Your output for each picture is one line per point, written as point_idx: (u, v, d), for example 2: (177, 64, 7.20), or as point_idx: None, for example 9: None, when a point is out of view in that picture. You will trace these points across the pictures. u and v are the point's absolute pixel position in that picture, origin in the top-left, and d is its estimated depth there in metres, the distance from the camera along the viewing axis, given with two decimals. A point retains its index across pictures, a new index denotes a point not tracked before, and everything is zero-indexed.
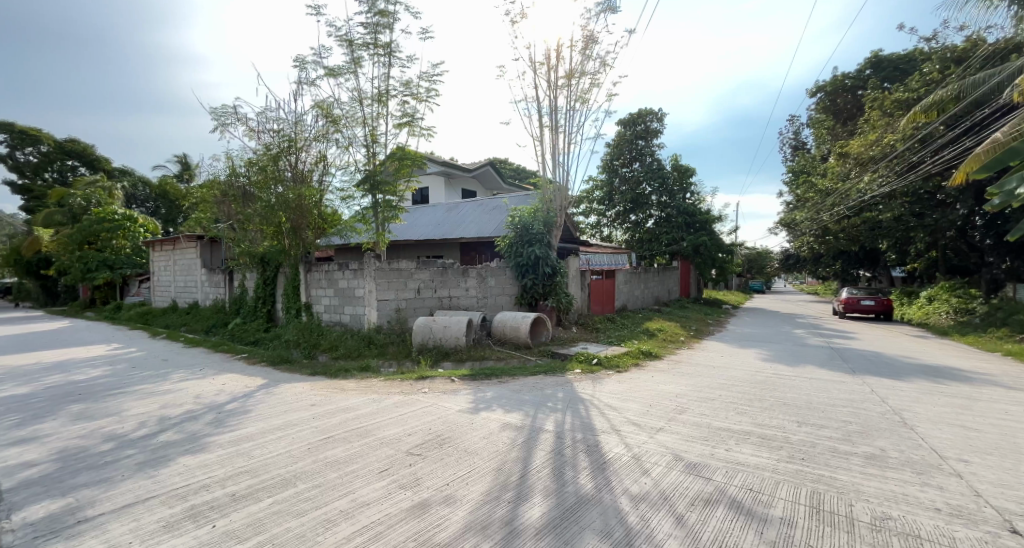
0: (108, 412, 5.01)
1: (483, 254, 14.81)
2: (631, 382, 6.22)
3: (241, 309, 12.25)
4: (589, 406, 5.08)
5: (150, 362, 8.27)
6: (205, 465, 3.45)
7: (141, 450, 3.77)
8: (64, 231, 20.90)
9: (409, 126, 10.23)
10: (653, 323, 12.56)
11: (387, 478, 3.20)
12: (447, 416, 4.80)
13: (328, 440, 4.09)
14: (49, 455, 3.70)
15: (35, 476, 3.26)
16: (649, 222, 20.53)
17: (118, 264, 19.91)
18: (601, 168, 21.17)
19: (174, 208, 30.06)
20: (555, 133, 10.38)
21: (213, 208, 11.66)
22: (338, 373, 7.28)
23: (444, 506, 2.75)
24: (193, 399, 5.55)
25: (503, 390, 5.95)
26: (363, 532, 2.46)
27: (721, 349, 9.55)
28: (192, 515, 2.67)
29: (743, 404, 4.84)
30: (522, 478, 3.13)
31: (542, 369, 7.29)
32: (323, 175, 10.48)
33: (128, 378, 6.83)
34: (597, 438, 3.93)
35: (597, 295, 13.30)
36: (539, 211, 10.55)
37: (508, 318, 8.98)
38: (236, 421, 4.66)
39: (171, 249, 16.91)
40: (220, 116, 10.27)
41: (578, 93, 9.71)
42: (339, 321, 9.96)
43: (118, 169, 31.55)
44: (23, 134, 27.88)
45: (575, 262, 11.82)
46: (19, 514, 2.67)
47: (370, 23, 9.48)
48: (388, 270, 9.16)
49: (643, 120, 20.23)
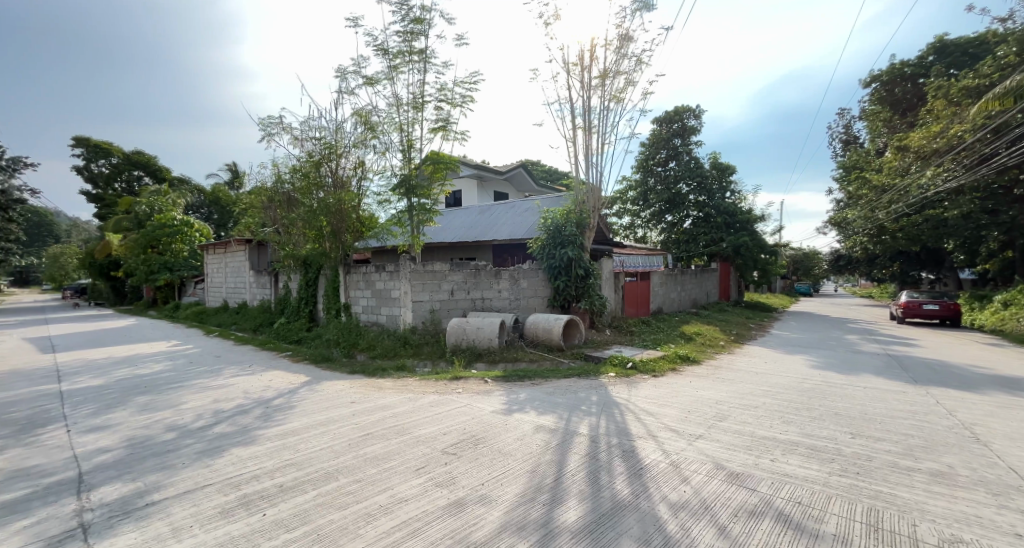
0: (169, 404, 5.38)
1: (515, 256, 14.86)
2: (668, 387, 6.05)
3: (285, 308, 12.83)
4: (624, 411, 4.99)
5: (205, 359, 8.83)
6: (256, 457, 3.65)
7: (199, 441, 4.03)
8: (131, 236, 22.70)
9: (443, 131, 10.43)
10: (691, 327, 12.19)
11: (424, 476, 3.26)
12: (481, 416, 4.86)
13: (366, 437, 4.21)
14: (119, 442, 4.02)
15: (109, 461, 3.56)
16: (686, 223, 19.95)
17: (176, 266, 21.40)
18: (636, 168, 20.76)
19: (226, 213, 32.04)
20: (589, 133, 10.27)
21: (260, 213, 12.29)
22: (376, 372, 7.48)
23: (480, 505, 2.78)
24: (242, 395, 5.87)
25: (536, 393, 5.94)
26: (402, 528, 2.52)
27: (764, 354, 9.14)
28: (244, 503, 2.82)
29: (790, 413, 4.60)
30: (558, 482, 3.11)
31: (575, 371, 7.22)
32: (361, 180, 10.84)
33: (186, 373, 7.33)
34: (633, 444, 3.86)
35: (631, 297, 13.05)
36: (572, 213, 10.48)
37: (541, 319, 8.95)
38: (281, 416, 4.89)
39: (222, 253, 17.96)
40: (267, 126, 10.81)
41: (613, 92, 9.57)
42: (376, 321, 10.24)
43: (176, 178, 33.84)
44: (96, 148, 30.58)
45: (609, 264, 11.66)
46: (96, 494, 2.92)
47: (406, 31, 9.72)
48: (423, 272, 9.34)
49: (680, 117, 19.65)
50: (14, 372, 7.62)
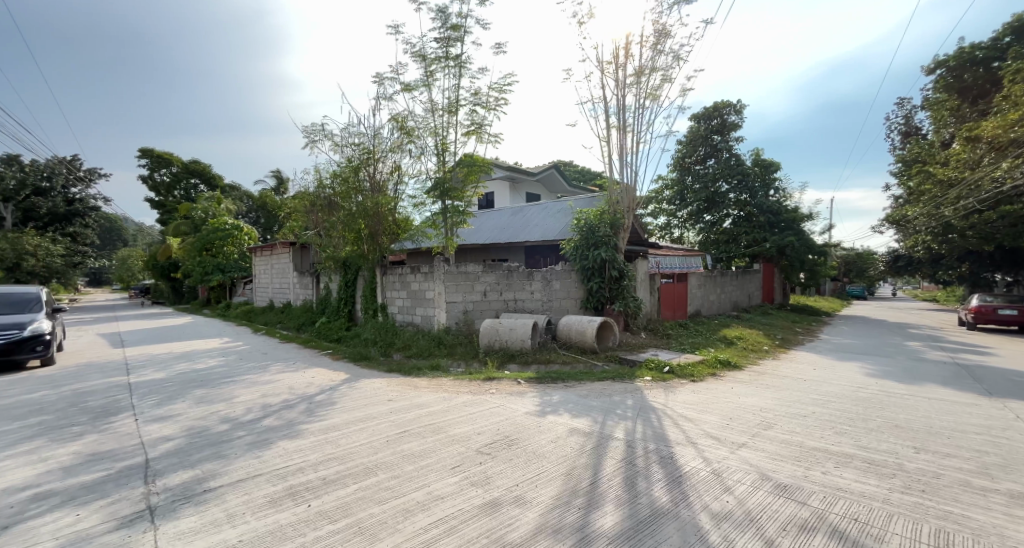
0: (223, 397, 5.72)
1: (547, 257, 14.82)
2: (708, 393, 5.84)
3: (326, 308, 13.35)
4: (662, 416, 4.86)
5: (253, 355, 9.33)
6: (301, 450, 3.81)
7: (250, 432, 4.26)
8: (188, 239, 24.30)
9: (477, 134, 10.55)
10: (731, 331, 11.74)
11: (459, 475, 3.31)
12: (515, 417, 4.87)
13: (403, 434, 4.31)
14: (180, 431, 4.31)
15: (172, 448, 3.82)
16: (726, 222, 19.25)
17: (227, 268, 22.70)
18: (672, 166, 20.26)
19: (272, 217, 33.70)
20: (624, 132, 10.08)
21: (302, 217, 12.83)
22: (411, 371, 7.67)
23: (515, 506, 2.78)
24: (288, 390, 6.15)
25: (571, 395, 5.89)
26: (439, 525, 2.56)
27: (813, 361, 8.66)
28: (292, 494, 2.95)
29: (843, 424, 4.34)
30: (594, 486, 3.07)
31: (609, 374, 7.11)
32: (397, 184, 11.18)
33: (237, 369, 7.77)
34: (672, 450, 3.75)
35: (668, 299, 12.71)
36: (606, 214, 10.33)
37: (574, 321, 8.89)
38: (323, 412, 5.08)
39: (269, 255, 18.89)
40: (311, 133, 11.30)
41: (649, 89, 9.35)
42: (412, 322, 10.47)
43: (228, 185, 35.89)
44: (159, 158, 32.94)
45: (644, 265, 11.41)
46: (161, 480, 3.15)
47: (443, 37, 9.90)
48: (456, 273, 9.46)
49: (719, 113, 18.98)
50: (89, 364, 8.32)
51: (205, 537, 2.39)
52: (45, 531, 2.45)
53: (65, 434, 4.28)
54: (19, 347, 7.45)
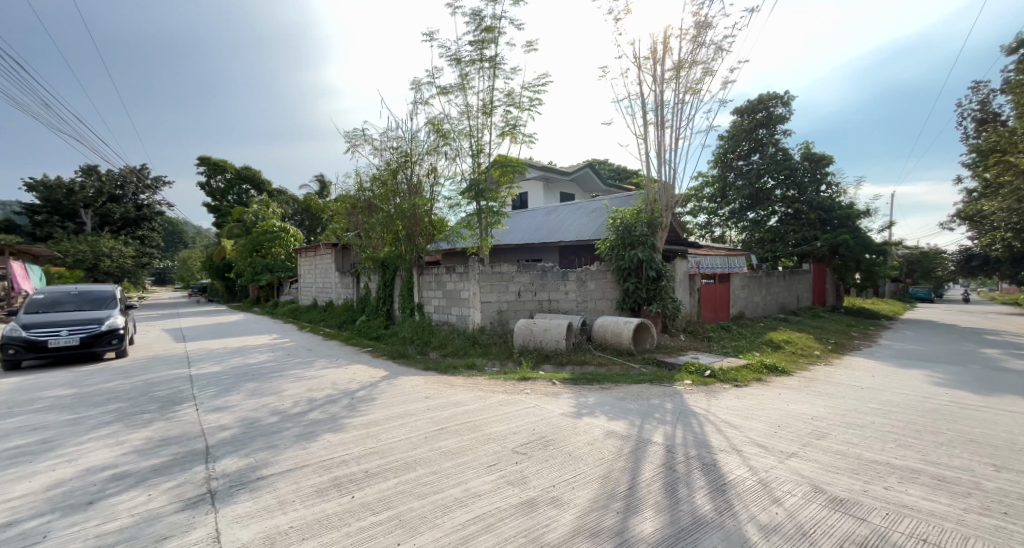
0: (273, 390, 6.04)
1: (582, 257, 14.66)
2: (753, 399, 5.59)
3: (366, 307, 13.81)
4: (704, 421, 4.69)
5: (300, 351, 9.79)
6: (344, 443, 3.96)
7: (298, 425, 4.47)
8: (240, 241, 25.82)
9: (511, 135, 10.60)
10: (778, 334, 11.18)
11: (496, 473, 3.33)
12: (551, 418, 4.85)
13: (440, 431, 4.39)
14: (235, 421, 4.58)
15: (228, 437, 4.08)
16: (771, 220, 18.39)
17: (275, 268, 23.95)
18: (713, 162, 19.58)
19: (315, 220, 35.24)
20: (662, 129, 9.82)
21: (344, 219, 13.30)
22: (447, 369, 7.81)
23: (552, 507, 2.77)
24: (331, 385, 6.41)
25: (607, 397, 5.79)
26: (477, 522, 2.59)
27: (870, 367, 8.11)
28: (337, 484, 3.08)
29: (908, 436, 4.03)
30: (632, 490, 3.01)
31: (647, 377, 6.94)
32: (433, 186, 11.40)
33: (285, 364, 8.19)
34: (715, 457, 3.61)
35: (708, 300, 12.24)
36: (643, 212, 10.09)
37: (610, 322, 8.75)
38: (364, 407, 5.25)
39: (313, 256, 19.74)
40: (352, 138, 11.72)
41: (688, 84, 9.07)
42: (447, 321, 10.63)
43: (276, 190, 37.80)
44: (215, 166, 35.15)
45: (683, 265, 11.06)
46: (219, 465, 3.37)
47: (478, 40, 10.01)
48: (491, 273, 9.52)
49: (765, 105, 18.15)
50: (155, 357, 9.02)
51: (259, 522, 2.53)
52: (121, 508, 2.67)
53: (136, 420, 4.66)
54: (97, 340, 8.17)
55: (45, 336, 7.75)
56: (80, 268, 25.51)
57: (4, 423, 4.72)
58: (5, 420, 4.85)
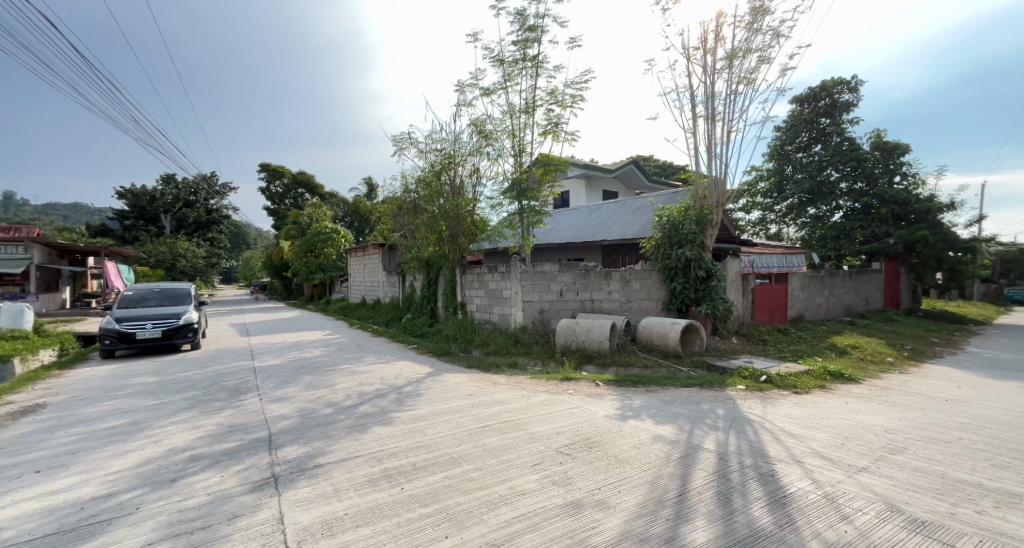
0: (327, 383, 6.36)
1: (626, 256, 14.28)
2: (815, 408, 5.23)
3: (411, 305, 14.22)
4: (759, 429, 4.44)
5: (350, 347, 10.27)
6: (393, 436, 4.10)
7: (350, 417, 4.67)
8: (296, 242, 27.41)
9: (553, 133, 10.55)
10: (843, 338, 10.37)
11: (540, 473, 3.32)
12: (595, 419, 4.78)
13: (484, 428, 4.44)
14: (294, 412, 4.86)
15: (288, 426, 4.34)
16: (835, 216, 17.15)
17: (327, 267, 25.26)
18: (769, 155, 18.48)
19: (364, 221, 36.77)
20: (712, 122, 9.40)
21: (390, 220, 13.77)
22: (490, 368, 7.89)
23: (599, 510, 2.72)
24: (380, 380, 6.66)
25: (654, 401, 5.62)
26: (522, 520, 2.59)
27: (954, 377, 7.34)
28: (387, 476, 3.18)
29: (1002, 456, 3.61)
30: (682, 497, 2.90)
31: (696, 381, 6.67)
32: (476, 186, 11.56)
33: (337, 358, 8.61)
34: (773, 468, 3.40)
35: (763, 301, 11.58)
36: (691, 210, 9.73)
37: (656, 323, 8.48)
38: (411, 402, 5.40)
39: (362, 256, 20.61)
40: (399, 141, 12.11)
41: (742, 73, 8.61)
42: (489, 319, 10.74)
43: (328, 193, 39.80)
44: (274, 172, 37.54)
45: (736, 265, 10.52)
46: (282, 452, 3.60)
47: (521, 39, 10.02)
48: (533, 273, 9.51)
49: (829, 92, 16.93)
50: (222, 349, 9.77)
51: (318, 507, 2.67)
52: (199, 487, 2.91)
53: (210, 407, 5.07)
54: (176, 332, 8.97)
55: (133, 328, 8.60)
56: (160, 267, 28.37)
57: (101, 405, 5.29)
58: (101, 402, 5.43)
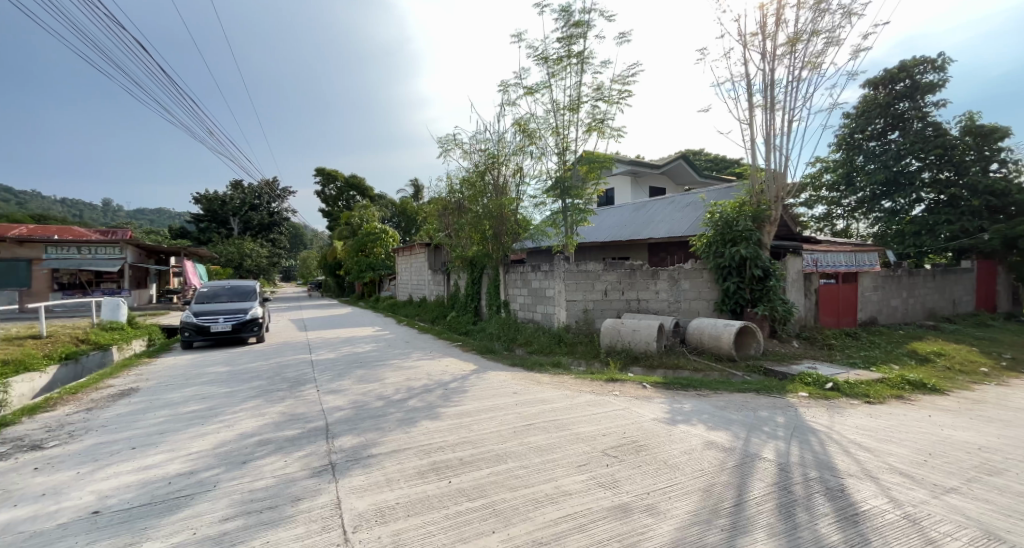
0: (377, 377, 6.61)
1: (674, 254, 13.73)
2: (891, 419, 4.79)
3: (456, 303, 14.50)
4: (826, 440, 4.12)
5: (398, 343, 10.62)
6: (440, 431, 4.18)
7: (400, 411, 4.82)
8: (349, 242, 28.72)
9: (598, 130, 10.35)
10: (924, 344, 9.42)
11: (586, 474, 3.26)
12: (642, 422, 4.64)
13: (529, 426, 4.43)
14: (348, 403, 5.09)
15: (343, 417, 4.55)
16: (915, 210, 15.61)
17: (377, 266, 26.28)
18: (836, 145, 17.32)
19: (411, 222, 37.95)
20: (771, 111, 8.84)
21: (436, 220, 14.09)
22: (534, 366, 7.88)
23: (648, 515, 2.63)
24: (427, 376, 6.83)
25: (706, 405, 5.38)
26: (568, 520, 2.56)
27: None
28: (435, 469, 3.26)
29: None
30: (739, 507, 2.75)
31: (752, 386, 6.31)
32: (520, 185, 11.59)
33: (386, 354, 8.92)
34: (842, 483, 3.15)
35: (828, 303, 10.76)
36: (746, 205, 9.22)
37: (707, 324, 8.12)
38: (457, 398, 5.49)
39: (409, 255, 21.25)
40: (445, 143, 12.36)
41: (806, 57, 8.04)
42: (533, 318, 10.74)
43: (378, 195, 41.39)
44: (329, 175, 39.52)
45: (797, 263, 9.86)
46: (338, 441, 3.77)
47: (566, 36, 9.91)
48: (577, 272, 9.40)
49: (908, 74, 15.45)
50: (283, 343, 10.41)
51: (372, 495, 2.77)
52: (266, 470, 3.11)
53: (273, 396, 5.43)
54: (244, 326, 9.65)
55: (208, 321, 9.37)
56: (229, 266, 30.75)
57: (182, 391, 5.81)
58: (182, 388, 5.96)
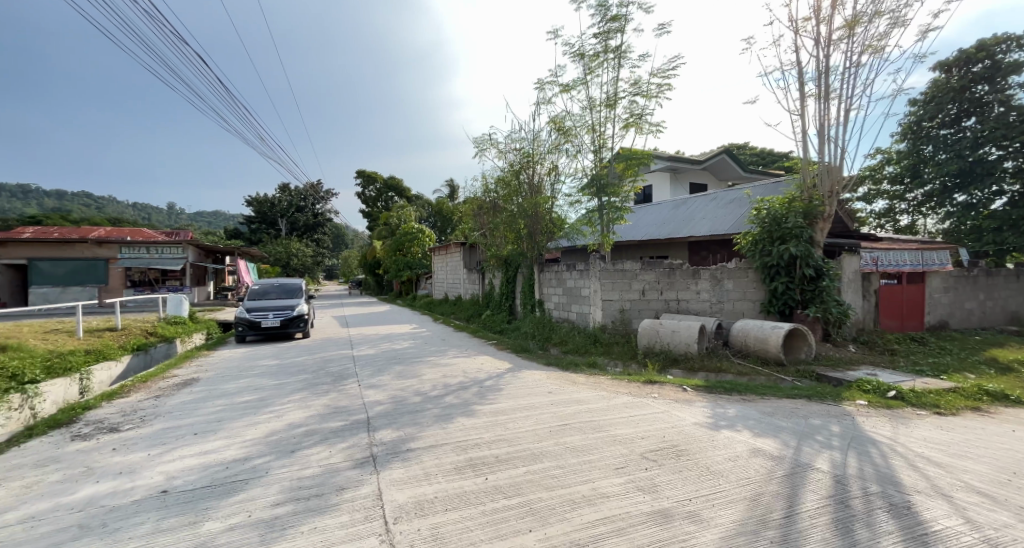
0: (415, 373, 6.75)
1: (716, 254, 13.20)
2: (964, 433, 4.38)
3: (491, 302, 14.58)
4: (888, 452, 3.82)
5: (434, 340, 10.79)
6: (476, 428, 4.20)
7: (437, 407, 4.89)
8: (387, 241, 29.52)
9: (636, 125, 10.09)
10: (1004, 352, 8.55)
11: (624, 477, 3.18)
12: (683, 426, 4.48)
13: (565, 427, 4.37)
14: (388, 398, 5.22)
15: (383, 411, 4.66)
16: (995, 204, 14.11)
17: (414, 265, 26.86)
18: (901, 135, 16.06)
19: (447, 221, 38.53)
20: (826, 100, 8.30)
21: (471, 220, 14.22)
22: (570, 366, 7.80)
23: (690, 523, 2.53)
24: (463, 373, 6.90)
25: (752, 411, 5.13)
26: (607, 523, 2.50)
27: None
28: (471, 465, 3.27)
29: None
30: (791, 519, 2.60)
31: (802, 392, 5.96)
32: (555, 184, 11.51)
33: (423, 351, 9.09)
34: (909, 499, 2.91)
35: (890, 304, 10.01)
36: (796, 200, 8.72)
37: (752, 326, 7.74)
38: (492, 396, 5.51)
39: (444, 254, 21.57)
40: (480, 143, 12.44)
41: (867, 41, 7.49)
42: (568, 318, 10.63)
43: (415, 196, 42.27)
44: (369, 177, 40.77)
45: (854, 262, 9.22)
46: (378, 434, 3.87)
47: (603, 31, 9.73)
48: (613, 271, 9.24)
49: (986, 54, 14.08)
50: (326, 339, 10.83)
51: (411, 488, 2.82)
52: (312, 459, 3.24)
53: (318, 389, 5.66)
54: (291, 322, 10.11)
55: (258, 317, 9.89)
56: (277, 265, 32.38)
57: (236, 382, 6.16)
58: (236, 380, 6.32)
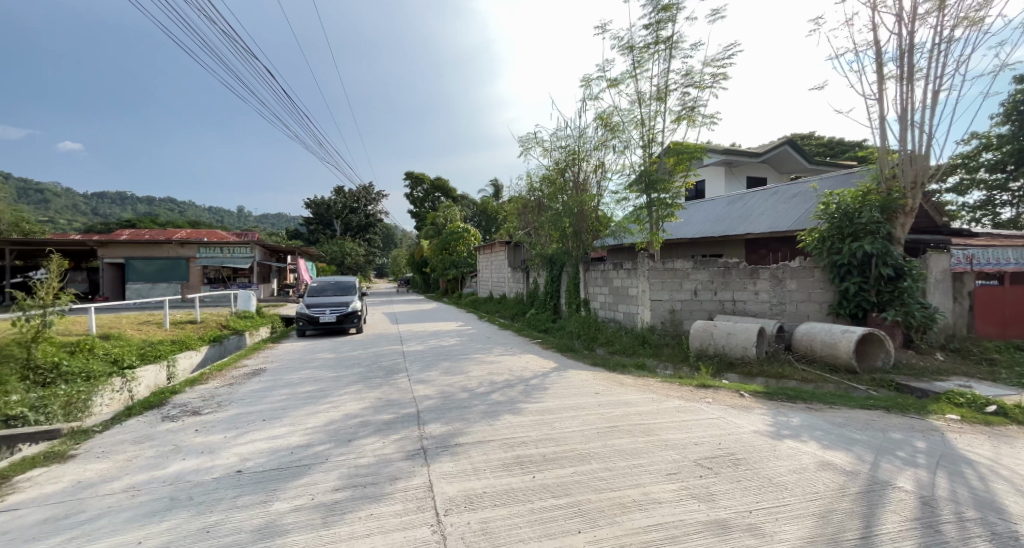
0: (462, 370, 6.85)
1: (776, 252, 12.40)
2: None
3: (535, 301, 14.54)
4: (985, 474, 3.40)
5: (480, 338, 10.92)
6: (522, 426, 4.19)
7: (484, 404, 4.93)
8: (434, 241, 30.30)
9: (689, 118, 9.65)
10: None
11: (677, 483, 3.04)
12: (741, 434, 4.22)
13: (613, 429, 4.26)
14: (436, 393, 5.34)
15: (432, 405, 4.76)
16: None
17: (459, 265, 27.35)
18: (1003, 117, 14.24)
19: (492, 221, 38.92)
20: (908, 82, 7.53)
21: (516, 219, 14.27)
22: (617, 367, 7.62)
23: (752, 536, 2.37)
24: (509, 371, 6.93)
25: (819, 421, 4.75)
26: (660, 530, 2.40)
27: None
28: (519, 463, 3.26)
29: None
30: (869, 540, 2.37)
31: (879, 403, 5.44)
32: (601, 181, 11.30)
33: (469, 348, 9.22)
34: (1013, 528, 2.57)
35: (989, 308, 8.92)
36: (872, 193, 7.97)
37: (819, 329, 7.19)
38: (539, 395, 5.49)
39: (489, 253, 21.78)
40: (525, 142, 12.45)
41: (961, 13, 6.70)
42: (614, 318, 10.40)
43: (461, 196, 43.03)
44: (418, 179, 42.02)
45: (942, 261, 8.29)
46: (427, 428, 3.95)
47: (653, 22, 9.40)
48: (662, 270, 8.99)
49: None
50: (377, 334, 11.26)
51: (460, 482, 2.85)
52: (367, 448, 3.36)
53: (372, 382, 5.89)
54: (346, 318, 10.59)
55: (318, 313, 10.47)
56: (333, 264, 34.14)
57: (298, 373, 6.54)
58: (298, 371, 6.72)
